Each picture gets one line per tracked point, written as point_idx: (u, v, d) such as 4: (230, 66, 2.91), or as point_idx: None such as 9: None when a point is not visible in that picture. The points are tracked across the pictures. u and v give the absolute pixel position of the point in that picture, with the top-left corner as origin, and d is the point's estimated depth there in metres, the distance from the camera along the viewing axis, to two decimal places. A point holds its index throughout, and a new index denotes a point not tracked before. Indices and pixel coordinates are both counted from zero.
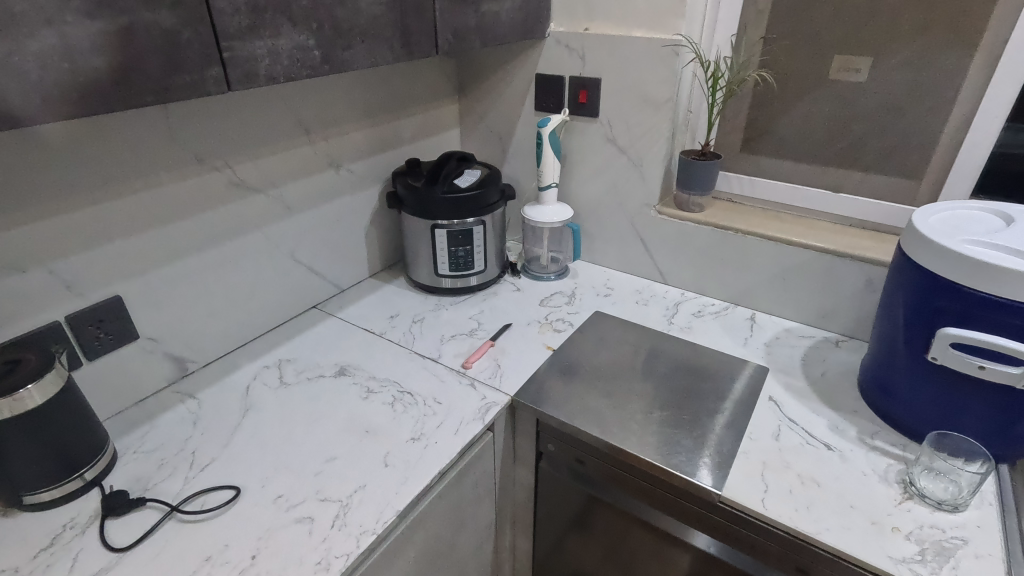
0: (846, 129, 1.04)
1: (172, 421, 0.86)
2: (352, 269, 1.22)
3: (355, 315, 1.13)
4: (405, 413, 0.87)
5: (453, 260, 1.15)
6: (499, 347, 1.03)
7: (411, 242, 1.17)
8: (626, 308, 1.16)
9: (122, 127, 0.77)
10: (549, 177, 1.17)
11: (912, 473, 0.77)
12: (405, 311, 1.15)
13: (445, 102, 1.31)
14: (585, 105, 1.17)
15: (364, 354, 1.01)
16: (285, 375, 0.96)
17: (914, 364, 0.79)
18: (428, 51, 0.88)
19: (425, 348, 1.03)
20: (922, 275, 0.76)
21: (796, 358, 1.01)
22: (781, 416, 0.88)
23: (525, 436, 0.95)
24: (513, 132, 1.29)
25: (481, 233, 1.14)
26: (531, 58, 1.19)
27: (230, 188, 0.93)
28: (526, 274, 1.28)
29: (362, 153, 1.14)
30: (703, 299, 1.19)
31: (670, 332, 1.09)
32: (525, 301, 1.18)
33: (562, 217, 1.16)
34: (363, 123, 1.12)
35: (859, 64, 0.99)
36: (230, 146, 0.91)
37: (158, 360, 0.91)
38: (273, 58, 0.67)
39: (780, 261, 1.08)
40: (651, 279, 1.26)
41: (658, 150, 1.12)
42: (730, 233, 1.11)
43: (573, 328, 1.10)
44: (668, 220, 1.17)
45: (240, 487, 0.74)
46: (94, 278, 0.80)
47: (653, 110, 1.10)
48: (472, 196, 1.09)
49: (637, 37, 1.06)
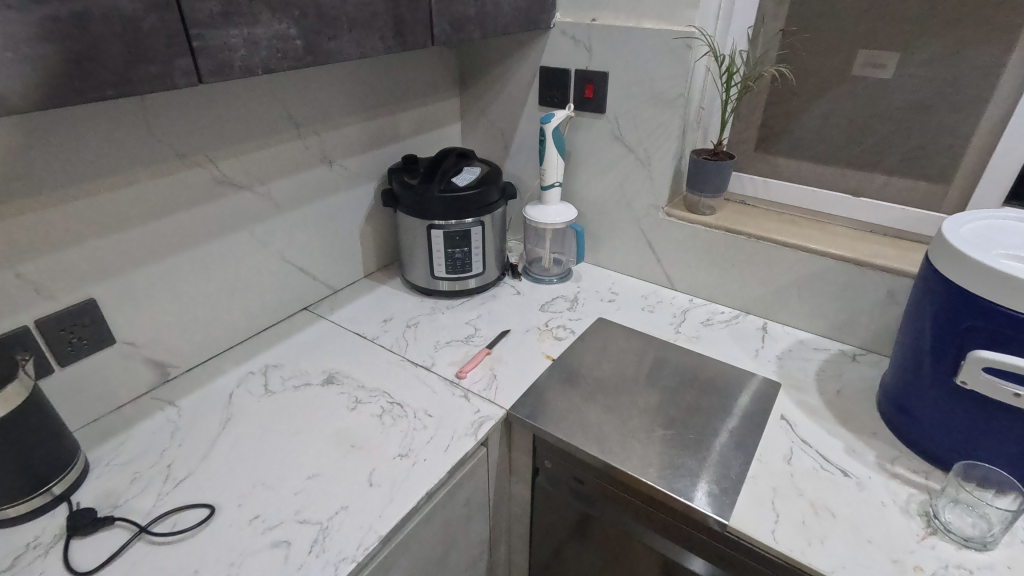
0: (869, 129, 0.98)
1: (150, 430, 0.82)
2: (347, 269, 1.17)
3: (347, 318, 1.08)
4: (393, 426, 0.83)
5: (450, 262, 1.10)
6: (496, 355, 0.98)
7: (407, 242, 1.12)
8: (631, 315, 1.11)
9: (94, 119, 0.72)
10: (551, 176, 1.11)
11: (936, 505, 0.71)
12: (399, 314, 1.10)
13: (445, 95, 1.25)
14: (591, 100, 1.11)
15: (354, 360, 0.97)
16: (270, 383, 0.92)
17: (941, 387, 0.73)
18: (424, 42, 0.82)
19: (418, 355, 0.98)
20: (953, 291, 0.70)
21: (810, 372, 0.95)
22: (794, 436, 0.82)
23: (522, 451, 0.90)
24: (516, 127, 1.23)
25: (480, 233, 1.09)
26: (536, 50, 1.13)
27: (213, 185, 0.88)
28: (527, 276, 1.22)
29: (357, 149, 1.09)
30: (712, 307, 1.13)
31: (677, 342, 1.04)
32: (525, 306, 1.13)
33: (564, 218, 1.11)
34: (357, 117, 1.07)
35: (885, 59, 0.92)
36: (214, 139, 0.86)
37: (136, 365, 0.86)
38: (249, 48, 0.61)
39: (796, 268, 1.02)
40: (658, 284, 1.20)
41: (667, 149, 1.06)
42: (742, 239, 1.05)
43: (575, 335, 1.04)
44: (677, 222, 1.11)
45: (214, 505, 0.70)
46: (67, 281, 0.76)
47: (663, 106, 1.04)
48: (471, 195, 1.04)
49: (647, 28, 1.00)
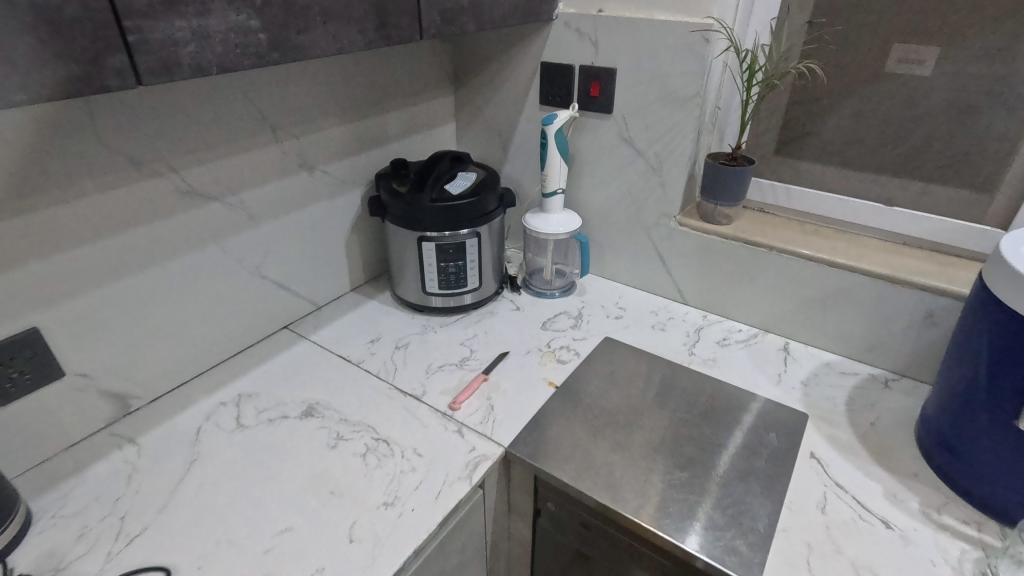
0: (906, 132, 0.88)
1: (104, 474, 0.73)
2: (331, 282, 1.08)
3: (331, 339, 0.99)
4: (378, 469, 0.74)
5: (443, 277, 1.01)
6: (493, 382, 0.89)
7: (396, 254, 1.03)
8: (641, 334, 1.02)
9: (30, 125, 0.63)
10: (553, 183, 1.02)
11: (993, 564, 0.63)
12: (387, 334, 1.01)
13: (438, 93, 1.16)
14: (597, 99, 1.01)
15: (337, 388, 0.88)
16: (243, 416, 0.83)
17: (998, 431, 0.65)
18: (411, 36, 0.73)
19: (407, 382, 0.89)
20: (1015, 323, 0.61)
21: (838, 401, 0.87)
22: (826, 480, 0.74)
23: (522, 491, 0.81)
24: (515, 127, 1.14)
25: (476, 245, 1.00)
26: (536, 44, 1.04)
27: (176, 197, 0.78)
28: (527, 289, 1.13)
29: (340, 153, 0.99)
30: (728, 324, 1.04)
31: (691, 365, 0.95)
32: (525, 324, 1.04)
33: (568, 228, 1.03)
34: (340, 118, 0.97)
35: (925, 55, 0.83)
36: (177, 145, 0.76)
37: (90, 398, 0.77)
38: (201, 43, 0.52)
39: (822, 285, 0.93)
40: (669, 298, 1.11)
41: (681, 153, 0.97)
42: (763, 252, 0.96)
43: (580, 357, 0.95)
44: (691, 233, 1.02)
45: (170, 569, 0.61)
46: (3, 309, 0.66)
47: (677, 106, 0.94)
48: (466, 205, 0.94)
49: (660, 19, 0.90)
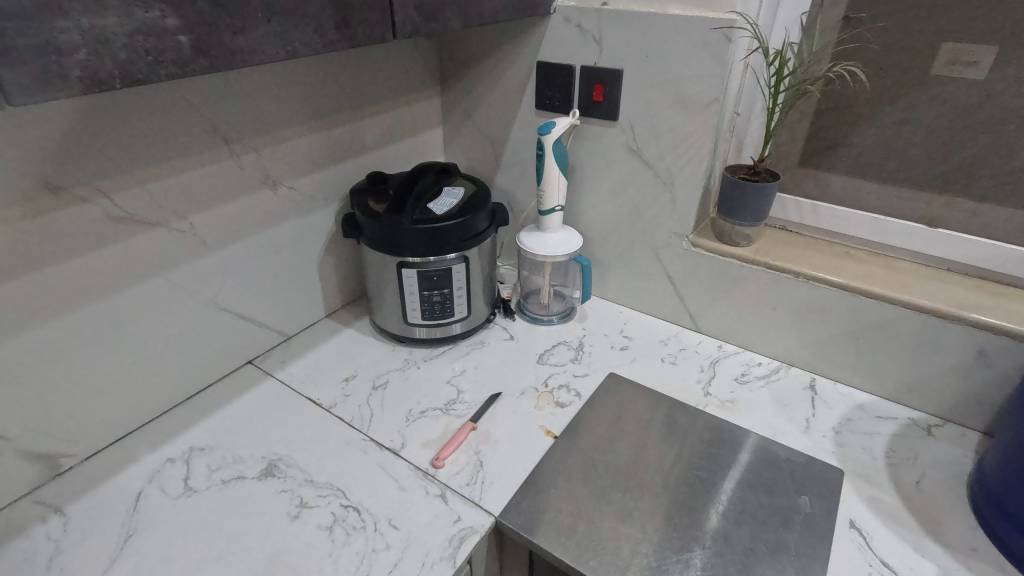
0: (956, 144, 0.77)
1: (21, 556, 0.62)
2: (303, 310, 0.96)
3: (300, 376, 0.88)
4: (346, 547, 0.63)
5: (427, 306, 0.89)
6: (483, 431, 0.78)
7: (374, 280, 0.91)
8: (649, 368, 0.91)
9: None
10: (551, 199, 0.91)
11: None
12: (364, 370, 0.89)
13: (423, 95, 1.04)
14: (601, 104, 0.89)
15: (304, 440, 0.77)
16: (192, 476, 0.71)
17: None
18: (382, 35, 0.61)
19: (384, 431, 0.78)
20: None
21: (877, 454, 0.76)
22: (870, 557, 0.63)
23: (517, 563, 0.71)
24: (509, 134, 1.02)
25: (464, 271, 0.89)
26: (532, 42, 0.92)
27: (109, 224, 0.67)
28: (521, 315, 1.02)
29: (310, 165, 0.88)
30: (746, 356, 0.93)
31: (708, 406, 0.84)
32: (520, 358, 0.92)
33: (568, 250, 0.92)
34: (309, 127, 0.85)
35: (982, 56, 0.72)
36: (106, 165, 0.65)
37: (9, 462, 0.66)
38: (97, 48, 0.40)
39: (857, 317, 0.82)
40: (680, 325, 1.00)
41: (696, 167, 0.86)
42: (788, 278, 0.85)
43: (581, 398, 0.84)
44: (706, 255, 0.91)
45: None
46: None
47: (693, 113, 0.83)
48: (452, 226, 0.83)
49: (674, 14, 0.78)
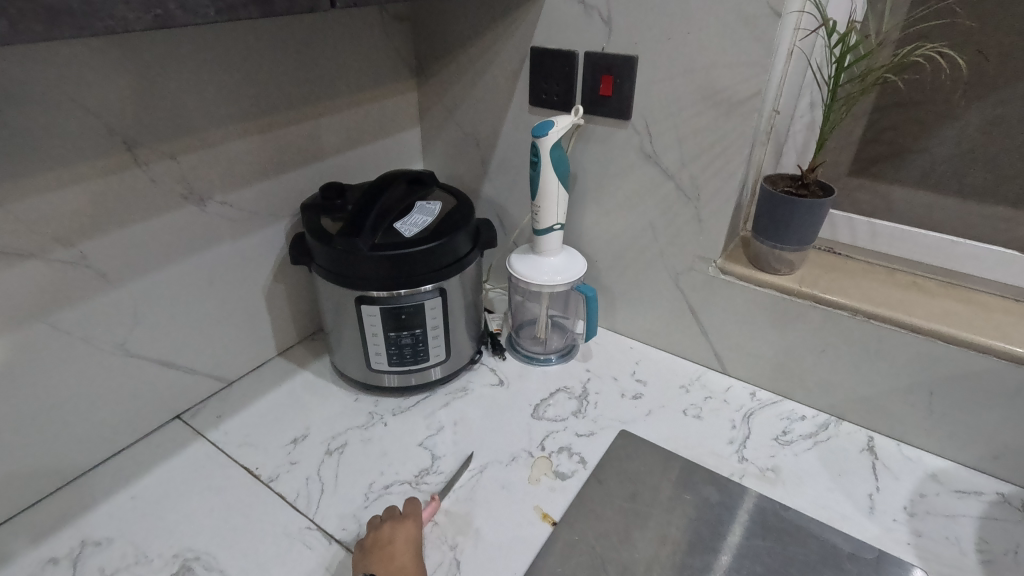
0: None
1: None
2: (247, 350, 0.79)
3: (237, 436, 0.71)
4: None
5: (396, 348, 0.72)
6: (461, 515, 0.61)
7: (331, 316, 0.74)
8: (670, 424, 0.74)
9: None
10: (549, 216, 0.74)
11: None
12: (316, 428, 0.72)
13: (396, 89, 0.87)
14: (609, 100, 0.73)
15: (229, 530, 0.60)
16: None
17: None
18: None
19: (336, 517, 0.61)
20: None
21: (964, 547, 0.60)
22: None
23: None
24: (498, 136, 0.85)
25: (441, 305, 0.72)
26: (525, 23, 0.75)
27: None
28: (513, 352, 0.85)
29: (250, 174, 0.71)
30: (786, 407, 0.77)
31: (745, 476, 0.67)
32: (510, 409, 0.75)
33: (569, 278, 0.75)
34: (247, 127, 0.68)
35: None
36: None
37: None
38: None
39: (934, 367, 0.65)
40: (704, 366, 0.83)
41: (729, 177, 0.69)
42: (845, 317, 0.68)
43: (586, 465, 0.68)
44: (739, 285, 0.74)
45: None
46: None
47: (726, 111, 0.66)
48: (423, 253, 0.66)
49: None
